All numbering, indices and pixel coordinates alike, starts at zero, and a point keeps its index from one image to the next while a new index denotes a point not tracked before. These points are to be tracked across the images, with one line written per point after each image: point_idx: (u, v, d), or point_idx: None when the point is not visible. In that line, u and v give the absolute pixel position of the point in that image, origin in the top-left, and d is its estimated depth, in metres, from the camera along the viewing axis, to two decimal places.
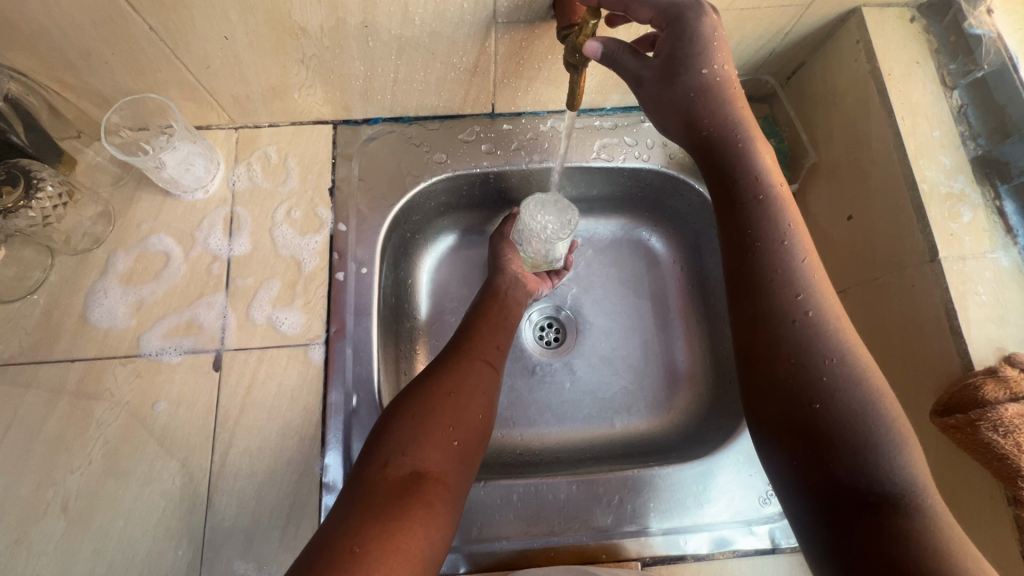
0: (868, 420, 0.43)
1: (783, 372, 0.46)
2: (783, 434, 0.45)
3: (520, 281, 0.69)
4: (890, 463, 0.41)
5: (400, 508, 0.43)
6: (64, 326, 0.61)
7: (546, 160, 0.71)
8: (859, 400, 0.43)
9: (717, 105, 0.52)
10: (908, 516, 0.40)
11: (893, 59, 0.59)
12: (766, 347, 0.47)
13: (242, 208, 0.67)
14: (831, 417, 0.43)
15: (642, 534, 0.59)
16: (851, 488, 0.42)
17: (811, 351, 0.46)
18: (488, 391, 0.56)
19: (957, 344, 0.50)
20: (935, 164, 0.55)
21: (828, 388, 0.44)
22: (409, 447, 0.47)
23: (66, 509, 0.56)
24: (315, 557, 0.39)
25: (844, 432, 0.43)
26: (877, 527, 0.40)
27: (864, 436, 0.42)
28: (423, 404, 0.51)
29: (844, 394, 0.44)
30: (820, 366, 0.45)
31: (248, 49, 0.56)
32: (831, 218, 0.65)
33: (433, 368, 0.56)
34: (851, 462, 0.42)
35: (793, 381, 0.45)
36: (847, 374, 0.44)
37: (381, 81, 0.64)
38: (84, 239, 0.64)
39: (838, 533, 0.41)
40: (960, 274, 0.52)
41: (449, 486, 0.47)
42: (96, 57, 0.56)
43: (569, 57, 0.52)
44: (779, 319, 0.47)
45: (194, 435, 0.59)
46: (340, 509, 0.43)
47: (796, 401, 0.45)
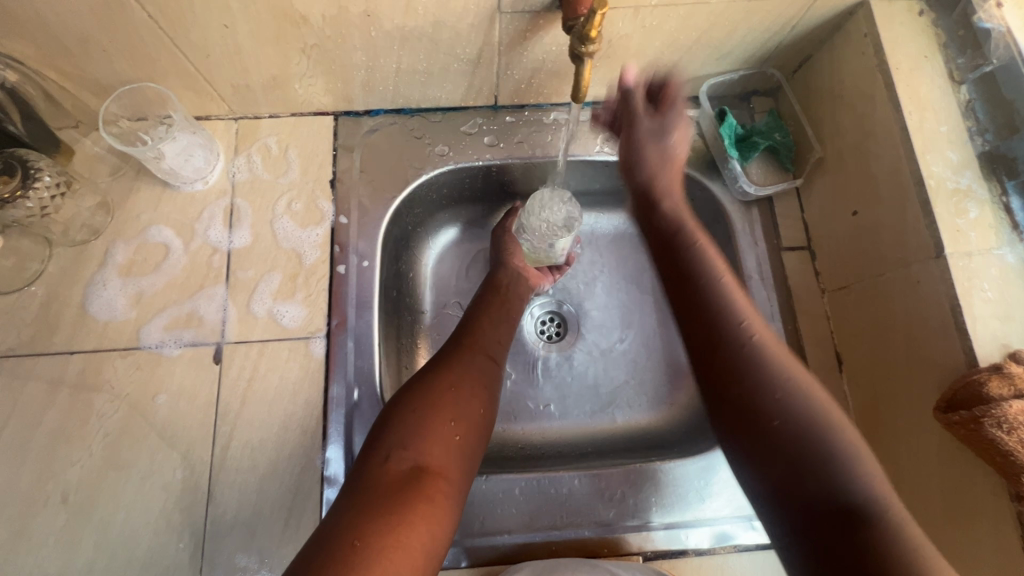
0: (821, 434, 0.45)
1: (740, 396, 0.48)
2: (753, 457, 0.47)
3: (521, 276, 0.69)
4: (847, 474, 0.43)
5: (402, 502, 0.43)
6: (63, 318, 0.61)
7: (549, 152, 0.71)
8: (807, 415, 0.46)
9: (665, 167, 0.63)
10: (878, 526, 0.39)
11: (901, 52, 0.58)
12: (714, 373, 0.51)
13: (242, 200, 0.67)
14: (787, 434, 0.45)
15: (643, 529, 0.59)
16: (820, 502, 0.42)
17: (756, 373, 0.49)
18: (487, 389, 0.55)
19: (962, 341, 0.50)
20: (941, 159, 0.55)
21: (770, 409, 0.47)
22: (410, 443, 0.47)
23: (66, 501, 0.56)
24: (317, 550, 0.40)
25: (796, 445, 0.45)
26: (848, 537, 0.40)
27: (820, 449, 0.44)
28: (425, 399, 0.50)
29: (794, 412, 0.46)
30: (764, 387, 0.48)
31: (248, 37, 0.56)
32: (837, 213, 0.65)
33: (433, 363, 0.55)
34: (813, 475, 0.43)
35: (739, 403, 0.48)
36: (793, 393, 0.47)
37: (383, 72, 0.63)
38: (83, 230, 0.64)
39: (808, 543, 0.42)
40: (966, 271, 0.51)
41: (451, 483, 0.47)
42: (95, 44, 0.55)
43: (575, 47, 0.50)
44: (724, 344, 0.51)
45: (194, 428, 0.58)
46: (344, 502, 0.44)
47: (756, 425, 0.47)
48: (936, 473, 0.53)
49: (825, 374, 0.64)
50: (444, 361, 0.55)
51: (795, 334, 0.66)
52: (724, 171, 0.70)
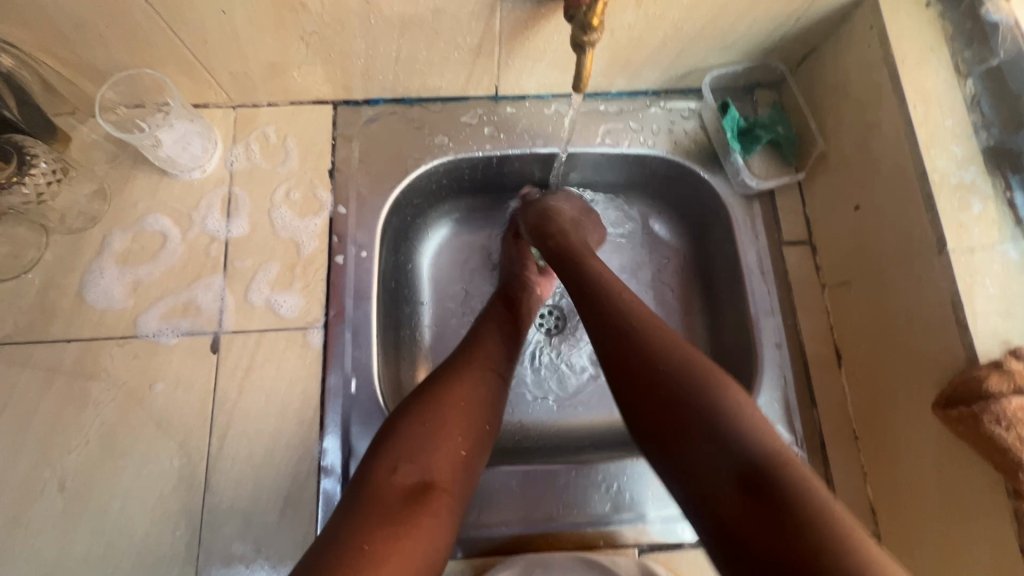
0: (711, 388, 0.44)
1: (636, 366, 0.47)
2: (659, 427, 0.45)
3: (529, 284, 0.69)
4: (750, 440, 0.41)
5: (408, 514, 0.44)
6: (60, 305, 0.60)
7: (550, 144, 0.70)
8: (693, 371, 0.45)
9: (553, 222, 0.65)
10: (782, 478, 0.39)
11: (907, 44, 0.57)
12: (614, 359, 0.49)
13: (240, 188, 0.66)
14: (682, 390, 0.44)
15: (639, 522, 0.59)
16: (730, 457, 0.41)
17: (642, 343, 0.48)
18: (494, 401, 0.55)
19: (962, 337, 0.50)
20: (945, 153, 0.54)
21: (668, 386, 0.45)
22: (418, 457, 0.47)
23: (62, 489, 0.56)
24: (325, 555, 0.40)
25: (693, 405, 0.43)
26: (763, 506, 0.38)
27: (716, 404, 0.43)
28: (435, 411, 0.50)
29: (679, 368, 0.46)
30: (663, 362, 0.46)
31: (246, 24, 0.55)
32: (839, 208, 0.64)
33: (442, 371, 0.55)
34: (712, 431, 0.42)
35: (639, 386, 0.46)
36: (675, 353, 0.47)
37: (383, 60, 0.62)
38: (79, 218, 0.63)
39: (729, 510, 0.40)
40: (968, 266, 0.51)
41: (454, 496, 0.48)
42: (91, 29, 0.54)
43: (576, 36, 0.50)
44: (621, 327, 0.50)
45: (191, 417, 0.58)
46: (350, 507, 0.44)
47: (656, 388, 0.45)
48: (934, 469, 0.53)
49: (825, 369, 0.64)
50: (455, 368, 0.55)
51: (796, 329, 0.65)
52: (727, 164, 0.69)
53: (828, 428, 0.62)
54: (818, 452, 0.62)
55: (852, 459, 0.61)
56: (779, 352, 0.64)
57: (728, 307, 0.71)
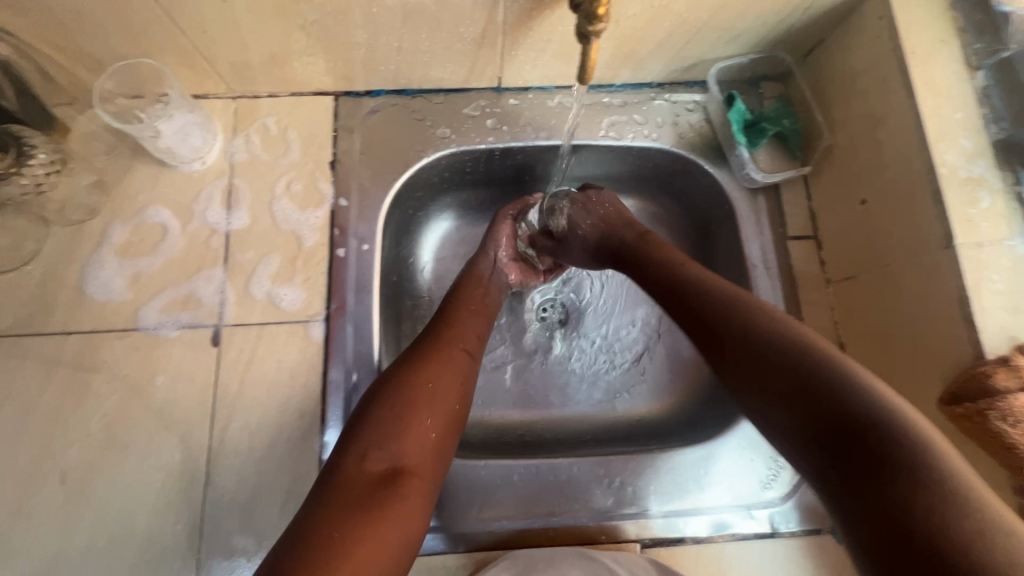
0: (813, 354, 0.42)
1: (736, 339, 0.47)
2: (768, 393, 0.43)
3: (502, 270, 0.69)
4: (854, 396, 0.38)
5: (379, 498, 0.43)
6: (60, 298, 0.60)
7: (553, 137, 0.70)
8: (789, 339, 0.44)
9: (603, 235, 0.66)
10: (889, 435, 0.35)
11: (916, 36, 0.56)
12: (710, 340, 0.49)
13: (240, 180, 0.66)
14: (783, 356, 0.43)
15: (641, 517, 0.59)
16: (834, 415, 0.38)
17: (743, 317, 0.48)
18: (464, 385, 0.54)
19: (969, 333, 0.49)
20: (955, 147, 0.53)
21: (776, 352, 0.44)
22: (387, 442, 0.46)
23: (64, 481, 0.56)
24: (294, 545, 0.39)
25: (797, 368, 0.42)
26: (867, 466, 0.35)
27: (811, 368, 0.41)
28: (403, 397, 0.49)
29: (775, 339, 0.45)
30: (756, 335, 0.46)
31: (246, 12, 0.54)
32: (845, 202, 0.64)
33: (409, 358, 0.54)
34: (817, 390, 0.40)
35: (740, 359, 0.46)
36: (771, 326, 0.46)
37: (384, 51, 0.62)
38: (79, 210, 0.63)
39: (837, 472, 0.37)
40: (976, 261, 0.50)
41: (426, 479, 0.47)
42: (89, 18, 0.54)
43: (582, 25, 0.49)
44: (707, 308, 0.50)
45: (192, 410, 0.58)
46: (319, 498, 0.43)
47: (757, 357, 0.45)
48: None
49: None
50: (421, 354, 0.54)
51: (800, 324, 0.65)
52: (732, 157, 0.69)
53: None
54: None
55: None
56: None
57: None
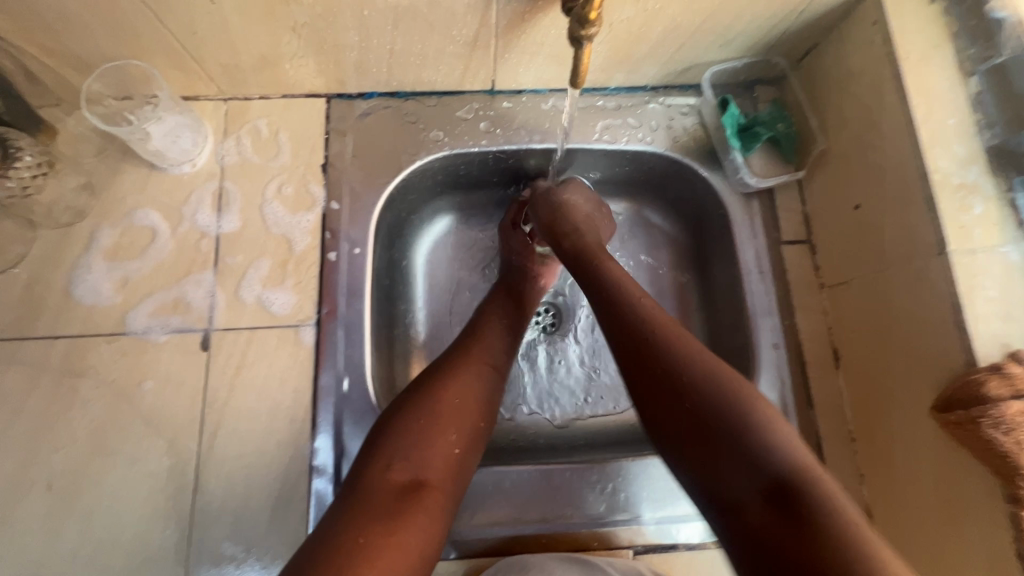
0: (738, 405, 0.44)
1: (659, 379, 0.47)
2: (686, 444, 0.45)
3: (528, 274, 0.69)
4: (775, 455, 0.41)
5: (402, 509, 0.43)
6: (46, 302, 0.59)
7: (547, 140, 0.69)
8: (714, 385, 0.45)
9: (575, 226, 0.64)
10: (807, 494, 0.39)
11: (910, 41, 0.56)
12: (635, 375, 0.49)
13: (231, 183, 0.65)
14: (707, 405, 0.44)
15: (634, 523, 0.59)
16: (756, 473, 0.41)
17: (665, 357, 0.48)
18: (489, 399, 0.54)
19: (962, 340, 0.49)
20: (948, 153, 0.53)
21: (697, 401, 0.45)
22: (413, 454, 0.46)
23: (50, 488, 0.55)
24: (316, 552, 0.39)
25: (718, 422, 0.44)
26: (785, 522, 0.38)
27: (738, 420, 0.43)
28: (430, 408, 0.49)
29: (700, 385, 0.46)
30: (673, 379, 0.47)
31: (235, 14, 0.54)
32: (839, 207, 0.64)
33: (438, 368, 0.54)
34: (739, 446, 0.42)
35: (664, 399, 0.47)
36: (695, 370, 0.47)
37: (376, 53, 0.61)
38: (67, 213, 0.62)
39: (753, 530, 0.39)
40: (969, 268, 0.50)
41: (448, 494, 0.47)
42: (76, 19, 0.53)
43: (574, 30, 0.49)
44: (642, 340, 0.50)
45: (181, 415, 0.58)
46: (343, 506, 0.43)
47: (677, 401, 0.46)
48: (931, 473, 0.53)
49: (822, 370, 0.64)
50: (449, 364, 0.54)
51: (793, 329, 0.65)
52: (726, 161, 0.69)
53: (824, 429, 0.62)
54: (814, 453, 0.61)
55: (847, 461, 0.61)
56: (777, 352, 0.64)
57: (725, 306, 0.70)
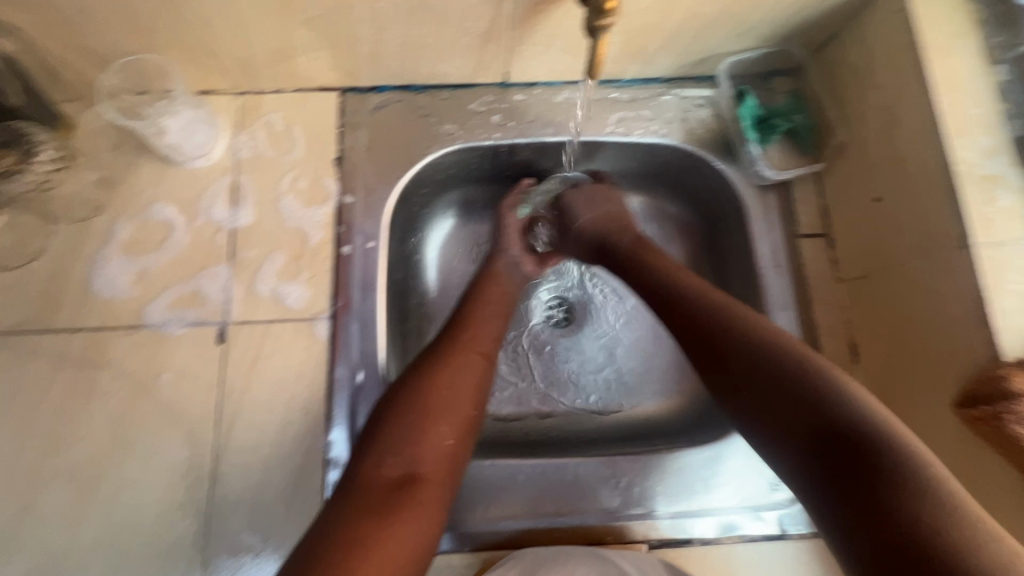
0: (804, 364, 0.44)
1: (722, 345, 0.48)
2: (753, 403, 0.45)
3: (521, 264, 0.67)
4: (844, 407, 0.40)
5: (394, 505, 0.42)
6: (65, 295, 0.60)
7: (560, 133, 0.69)
8: (776, 348, 0.46)
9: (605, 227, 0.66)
10: (877, 445, 0.37)
11: (934, 29, 0.55)
12: (699, 344, 0.50)
13: (245, 177, 0.65)
14: (771, 366, 0.45)
15: (648, 517, 0.59)
16: (824, 426, 0.40)
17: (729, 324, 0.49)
18: (481, 389, 0.53)
19: (986, 335, 0.48)
20: (972, 144, 0.52)
21: (759, 365, 0.46)
22: (404, 450, 0.46)
23: (71, 478, 0.56)
24: (311, 551, 0.39)
25: (781, 379, 0.44)
26: (857, 474, 0.37)
27: (802, 377, 0.43)
28: (419, 402, 0.48)
29: (766, 348, 0.46)
30: (735, 346, 0.48)
31: (249, 8, 0.54)
32: (858, 200, 0.63)
33: (427, 360, 0.53)
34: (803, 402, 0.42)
35: (728, 365, 0.47)
36: (759, 335, 0.48)
37: (389, 46, 0.61)
38: (84, 207, 0.63)
39: (825, 482, 0.38)
40: (994, 261, 0.49)
41: (443, 487, 0.46)
42: (92, 13, 0.53)
43: (590, 20, 0.48)
44: (703, 315, 0.51)
45: (198, 407, 0.58)
46: (338, 504, 0.43)
47: (742, 364, 0.47)
48: (953, 469, 0.52)
49: (839, 366, 0.63)
50: (435, 356, 0.53)
51: (810, 324, 0.64)
52: (742, 154, 0.68)
53: None
54: None
55: None
56: None
57: (741, 301, 0.69)
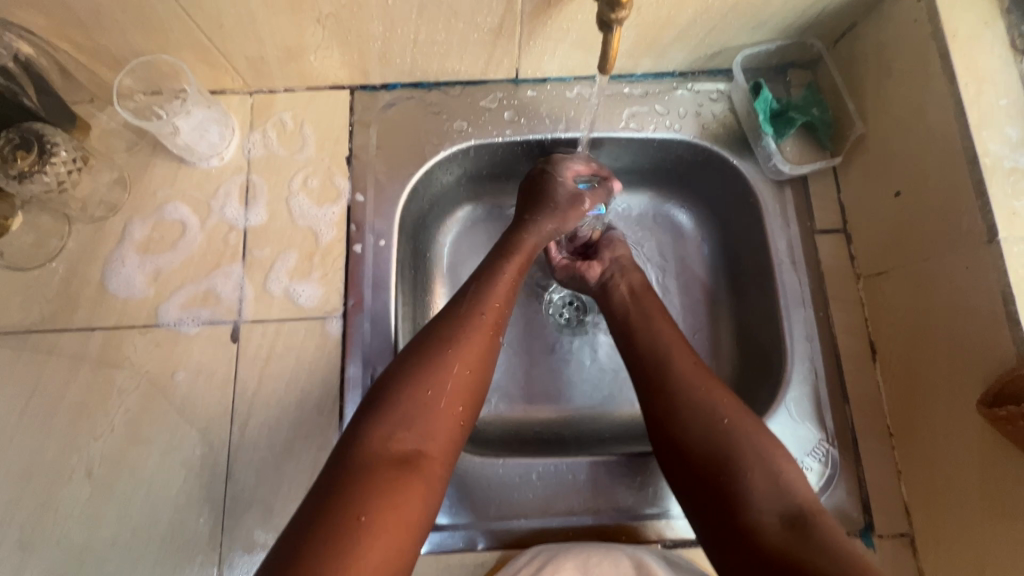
0: (761, 437, 0.49)
1: (684, 403, 0.52)
2: (698, 462, 0.49)
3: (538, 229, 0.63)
4: (790, 484, 0.46)
5: (402, 477, 0.42)
6: (83, 294, 0.61)
7: (572, 129, 0.68)
8: (741, 416, 0.51)
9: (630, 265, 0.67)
10: (815, 523, 0.44)
11: (958, 18, 0.53)
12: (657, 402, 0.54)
13: (258, 176, 0.65)
14: (737, 432, 0.49)
15: (663, 517, 0.58)
16: (775, 497, 0.46)
17: (697, 385, 0.53)
18: (490, 364, 0.53)
19: (1013, 332, 0.47)
20: (999, 136, 0.50)
21: (721, 429, 0.50)
22: (414, 422, 0.46)
23: (90, 475, 0.57)
24: (314, 519, 0.39)
25: (738, 447, 0.49)
26: (792, 542, 0.43)
27: (761, 448, 0.48)
28: (433, 379, 0.48)
29: (732, 414, 0.51)
30: (701, 405, 0.52)
31: (261, 6, 0.54)
32: (878, 194, 0.61)
33: (446, 329, 0.52)
34: (757, 470, 0.47)
35: (692, 423, 0.51)
36: (725, 401, 0.52)
37: (401, 43, 0.61)
38: (100, 207, 0.64)
39: (762, 542, 0.44)
40: (1021, 257, 0.48)
41: (444, 462, 0.46)
42: (107, 14, 0.54)
43: (603, 14, 0.48)
44: (671, 371, 0.55)
45: (213, 405, 0.59)
46: (342, 476, 0.42)
47: (708, 421, 0.51)
48: (977, 470, 0.51)
49: (858, 364, 0.62)
50: (453, 325, 0.52)
51: (827, 321, 0.63)
52: (757, 148, 0.67)
53: (860, 424, 0.60)
54: (850, 449, 0.60)
55: (885, 457, 0.59)
56: (810, 345, 0.62)
57: (756, 298, 0.68)
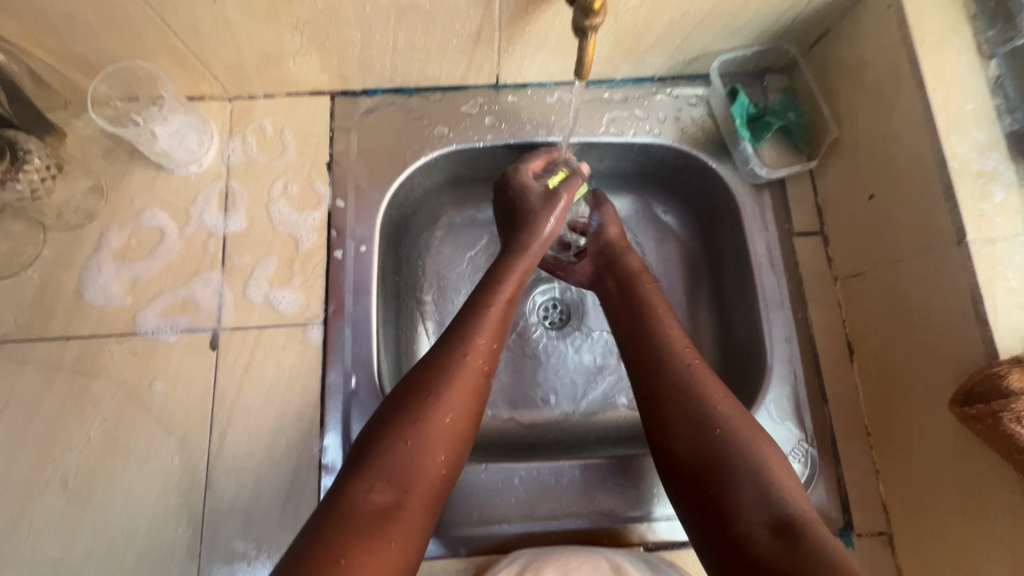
0: (754, 447, 0.47)
1: (674, 410, 0.50)
2: (687, 474, 0.48)
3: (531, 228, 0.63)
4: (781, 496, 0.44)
5: (381, 528, 0.41)
6: (58, 302, 0.60)
7: (553, 133, 0.68)
8: (735, 423, 0.48)
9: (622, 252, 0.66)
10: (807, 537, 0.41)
11: (927, 24, 0.54)
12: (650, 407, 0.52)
13: (237, 182, 0.65)
14: (728, 441, 0.47)
15: (645, 520, 0.58)
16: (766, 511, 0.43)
17: (688, 390, 0.51)
18: (476, 409, 0.50)
19: (982, 332, 0.48)
20: (966, 140, 0.51)
21: (711, 440, 0.47)
22: (391, 486, 0.43)
23: (65, 486, 0.56)
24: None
25: (728, 458, 0.46)
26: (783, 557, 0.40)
27: (752, 459, 0.46)
28: (413, 420, 0.46)
29: (729, 421, 0.48)
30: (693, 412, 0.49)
31: (238, 13, 0.54)
32: (853, 197, 0.62)
33: (432, 372, 0.49)
34: (743, 485, 0.45)
35: (684, 431, 0.49)
36: (719, 408, 0.49)
37: (379, 49, 0.61)
38: (76, 214, 0.63)
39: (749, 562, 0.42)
40: (989, 258, 0.49)
41: (427, 511, 0.45)
42: (81, 21, 0.53)
43: (577, 21, 0.48)
44: (666, 374, 0.52)
45: (193, 413, 0.58)
46: (321, 528, 0.41)
47: (700, 429, 0.48)
48: (951, 468, 0.51)
49: (836, 364, 0.62)
50: (437, 377, 0.49)
51: (806, 323, 0.64)
52: (736, 152, 0.67)
53: (839, 425, 0.61)
54: (829, 449, 0.60)
55: (863, 457, 0.60)
56: (789, 346, 0.63)
57: (736, 300, 0.69)
